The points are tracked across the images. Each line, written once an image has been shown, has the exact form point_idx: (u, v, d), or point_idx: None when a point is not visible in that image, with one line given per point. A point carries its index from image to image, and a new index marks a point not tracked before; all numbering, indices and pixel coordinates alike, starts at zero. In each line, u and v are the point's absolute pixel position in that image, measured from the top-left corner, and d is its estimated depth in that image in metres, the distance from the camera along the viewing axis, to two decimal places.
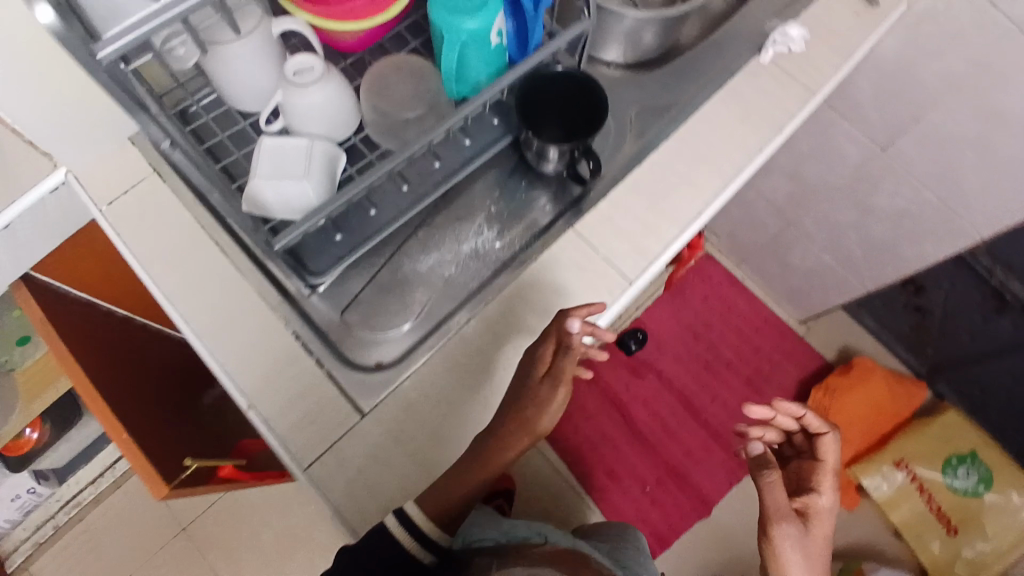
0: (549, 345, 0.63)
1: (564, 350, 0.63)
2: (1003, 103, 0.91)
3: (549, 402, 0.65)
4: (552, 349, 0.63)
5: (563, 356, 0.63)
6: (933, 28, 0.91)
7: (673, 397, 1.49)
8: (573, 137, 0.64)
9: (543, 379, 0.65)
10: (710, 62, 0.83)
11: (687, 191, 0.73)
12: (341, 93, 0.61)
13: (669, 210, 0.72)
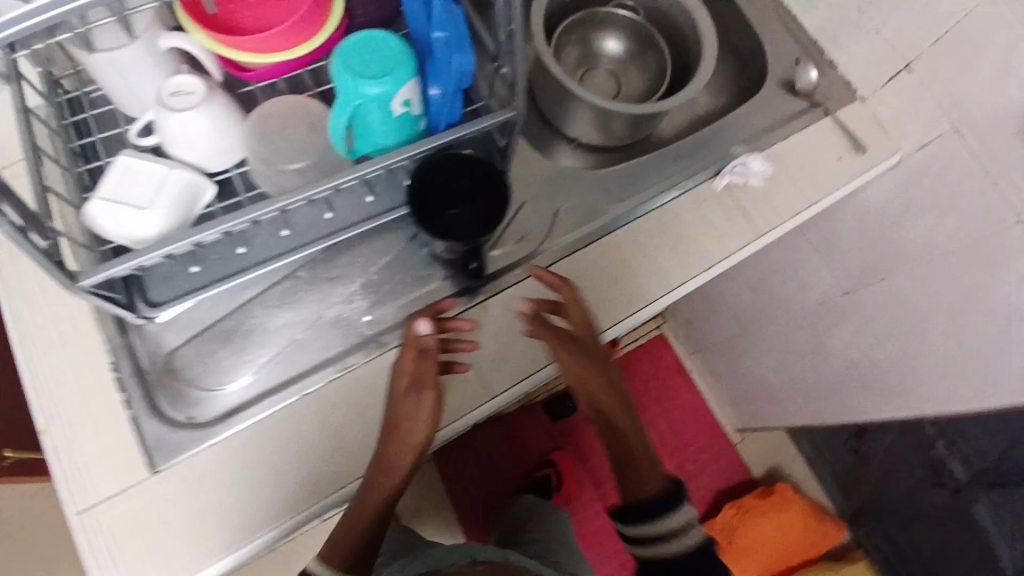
0: (407, 359, 0.57)
1: (415, 355, 0.57)
2: (978, 291, 0.82)
3: (422, 413, 0.57)
4: (410, 359, 0.57)
5: (415, 362, 0.57)
6: (924, 191, 0.81)
7: (587, 474, 1.43)
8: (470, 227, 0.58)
9: (405, 394, 0.57)
10: (661, 175, 0.75)
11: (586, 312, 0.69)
12: (219, 122, 0.56)
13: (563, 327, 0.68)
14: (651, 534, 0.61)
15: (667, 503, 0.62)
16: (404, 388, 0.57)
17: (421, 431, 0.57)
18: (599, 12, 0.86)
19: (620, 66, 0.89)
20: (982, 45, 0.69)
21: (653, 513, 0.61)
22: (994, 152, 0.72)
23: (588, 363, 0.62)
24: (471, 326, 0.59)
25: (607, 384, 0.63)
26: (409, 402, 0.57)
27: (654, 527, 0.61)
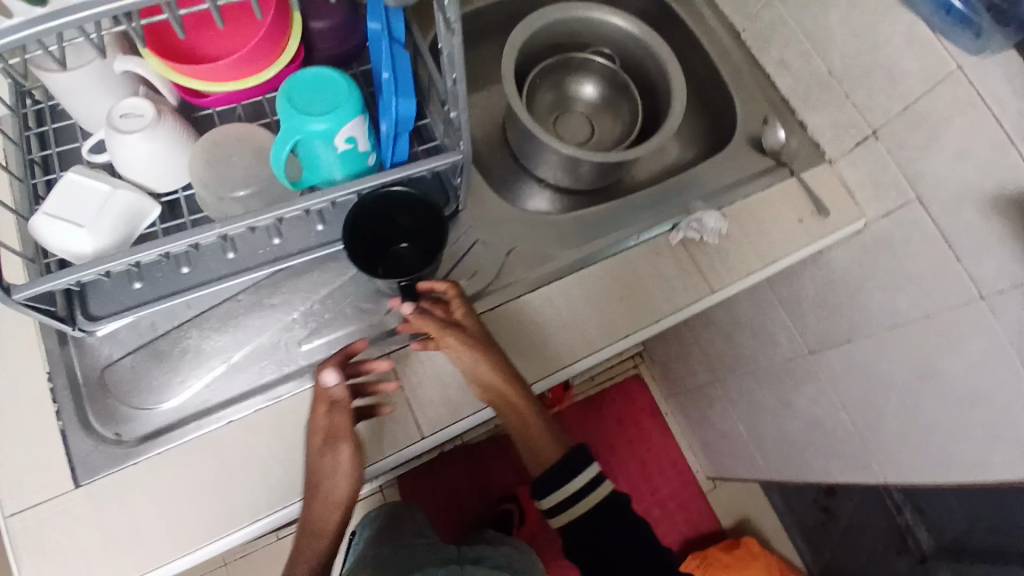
0: (319, 414, 0.59)
1: (326, 405, 0.59)
2: (938, 363, 0.80)
3: (341, 466, 0.59)
4: (323, 414, 0.59)
5: (326, 415, 0.59)
6: (887, 259, 0.81)
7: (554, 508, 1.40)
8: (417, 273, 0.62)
9: (320, 447, 0.58)
10: (615, 229, 0.75)
11: (526, 358, 0.68)
12: (168, 147, 0.58)
13: None
14: (560, 501, 0.65)
15: (577, 469, 0.65)
16: (318, 440, 0.59)
17: (344, 477, 0.60)
18: (574, 58, 0.87)
19: (594, 110, 0.90)
20: (946, 121, 0.69)
21: (562, 477, 0.65)
22: (955, 227, 0.72)
23: (488, 359, 0.61)
24: (385, 365, 0.61)
25: (512, 378, 0.63)
26: (326, 454, 0.58)
27: (565, 489, 0.65)
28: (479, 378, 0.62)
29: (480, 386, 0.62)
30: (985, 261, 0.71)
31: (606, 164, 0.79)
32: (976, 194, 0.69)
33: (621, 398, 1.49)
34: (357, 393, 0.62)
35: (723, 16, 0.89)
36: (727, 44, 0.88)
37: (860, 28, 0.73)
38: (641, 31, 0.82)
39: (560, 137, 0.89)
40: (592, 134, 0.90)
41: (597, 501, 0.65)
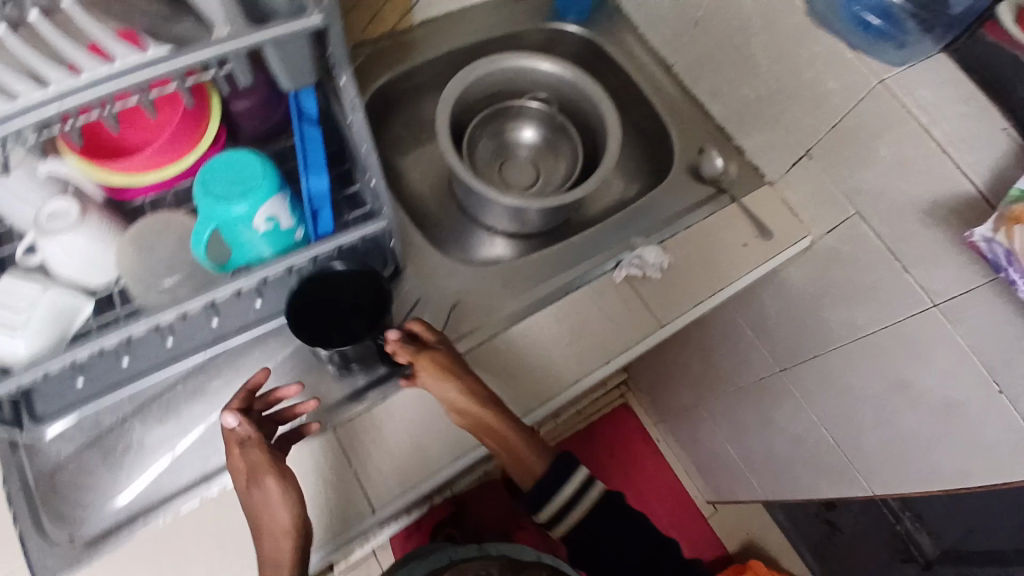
0: (234, 457, 0.58)
1: (235, 445, 0.58)
2: (904, 373, 0.79)
3: (273, 499, 0.57)
4: (237, 456, 0.57)
5: (237, 456, 0.58)
6: (841, 275, 0.80)
7: None
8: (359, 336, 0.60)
9: (246, 487, 0.58)
10: (560, 273, 0.76)
11: None
12: (95, 242, 0.59)
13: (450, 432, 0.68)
14: (554, 513, 0.66)
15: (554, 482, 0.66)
16: (243, 481, 0.58)
17: (278, 515, 0.57)
18: (511, 106, 0.88)
19: (540, 151, 0.91)
20: (875, 137, 0.69)
21: (546, 495, 0.66)
22: (898, 239, 0.72)
23: (460, 388, 0.63)
24: (294, 389, 0.61)
25: (485, 404, 0.64)
26: (252, 489, 0.57)
27: (553, 505, 0.66)
28: (455, 407, 0.64)
29: (457, 412, 0.64)
30: (933, 271, 0.70)
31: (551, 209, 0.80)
32: (913, 206, 0.69)
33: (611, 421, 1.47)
34: (274, 428, 0.61)
35: (653, 51, 0.90)
36: (660, 78, 0.89)
37: (782, 54, 0.74)
38: (571, 75, 0.84)
39: (506, 185, 0.89)
40: (538, 178, 0.91)
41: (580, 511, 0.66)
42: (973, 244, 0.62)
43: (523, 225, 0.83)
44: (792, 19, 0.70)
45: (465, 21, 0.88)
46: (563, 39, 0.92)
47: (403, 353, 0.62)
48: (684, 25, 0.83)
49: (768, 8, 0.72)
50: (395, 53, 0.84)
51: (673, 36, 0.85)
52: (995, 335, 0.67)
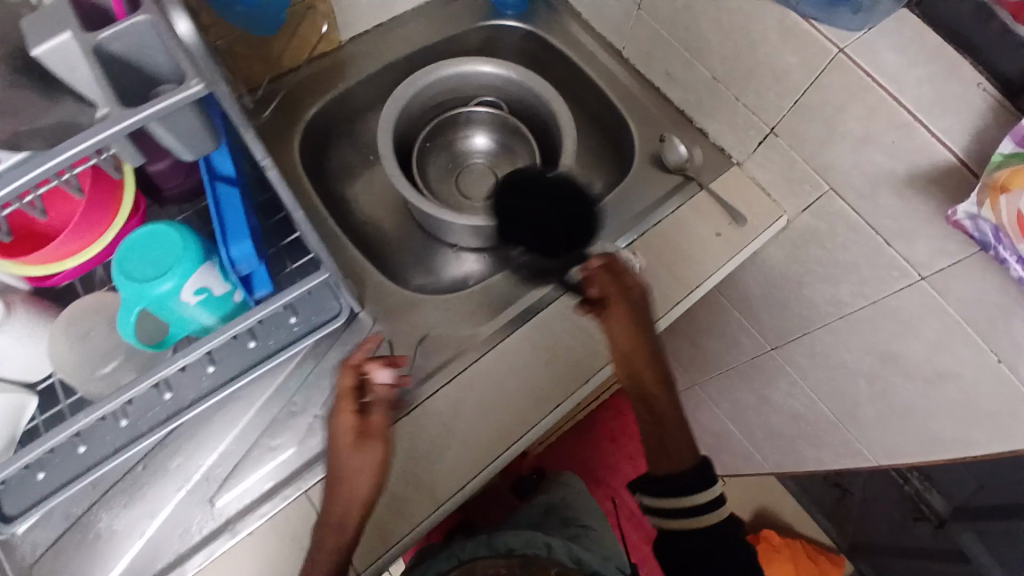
0: (345, 412, 0.55)
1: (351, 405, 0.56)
2: (897, 347, 0.76)
3: (368, 465, 0.55)
4: (349, 413, 0.55)
5: (347, 418, 0.55)
6: (821, 252, 0.77)
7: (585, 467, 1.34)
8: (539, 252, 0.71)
9: (353, 447, 0.55)
10: (530, 289, 0.72)
11: (454, 452, 0.64)
12: (25, 339, 0.55)
13: (431, 482, 0.63)
14: (685, 515, 0.60)
15: (676, 483, 0.61)
16: (338, 446, 0.55)
17: (363, 480, 0.55)
18: (458, 115, 0.83)
19: (495, 156, 0.87)
20: (839, 110, 0.65)
21: (693, 491, 0.60)
22: (876, 213, 0.68)
23: (632, 333, 0.64)
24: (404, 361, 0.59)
25: (649, 356, 0.65)
26: (346, 450, 0.55)
27: (700, 501, 0.60)
28: (619, 346, 0.64)
29: (623, 354, 0.64)
30: (915, 243, 0.66)
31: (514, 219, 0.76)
32: (889, 178, 0.65)
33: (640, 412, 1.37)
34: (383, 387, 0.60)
35: (601, 38, 0.85)
36: (611, 65, 0.84)
37: (734, 30, 0.69)
38: (518, 74, 0.80)
39: (462, 199, 0.85)
40: (496, 184, 0.86)
41: (694, 526, 0.59)
42: (956, 223, 0.60)
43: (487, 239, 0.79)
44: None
45: (398, 31, 0.83)
46: (505, 36, 0.87)
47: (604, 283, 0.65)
48: (628, 8, 0.78)
49: None
50: (327, 76, 0.79)
51: (619, 21, 0.81)
52: (985, 305, 0.63)
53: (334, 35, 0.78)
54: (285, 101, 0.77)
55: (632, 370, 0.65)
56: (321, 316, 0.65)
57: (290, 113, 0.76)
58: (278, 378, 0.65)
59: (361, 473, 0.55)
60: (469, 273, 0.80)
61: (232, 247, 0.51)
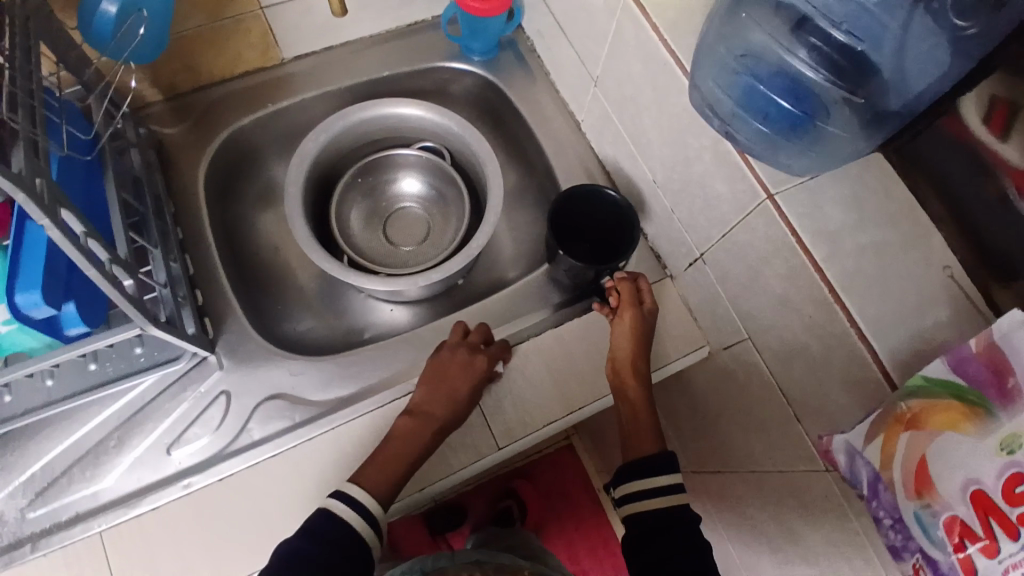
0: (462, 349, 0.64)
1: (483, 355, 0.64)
2: (800, 529, 0.65)
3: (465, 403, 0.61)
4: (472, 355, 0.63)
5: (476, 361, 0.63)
6: (737, 397, 0.68)
7: (536, 499, 1.26)
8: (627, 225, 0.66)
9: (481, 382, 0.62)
10: (404, 368, 0.67)
11: (252, 540, 0.59)
12: None
13: (223, 562, 0.58)
14: (638, 492, 0.58)
15: (628, 472, 0.59)
16: (448, 374, 0.62)
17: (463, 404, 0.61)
18: (394, 154, 0.78)
19: (427, 203, 0.80)
20: (763, 255, 0.57)
21: (645, 468, 0.58)
22: (788, 381, 0.59)
23: (632, 346, 0.64)
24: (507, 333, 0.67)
25: (640, 372, 0.64)
26: (453, 377, 0.62)
27: (647, 481, 0.58)
28: (615, 361, 0.64)
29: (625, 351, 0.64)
30: (821, 428, 0.56)
31: (423, 282, 0.70)
32: (801, 351, 0.56)
33: (582, 472, 1.28)
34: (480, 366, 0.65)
35: (564, 104, 0.80)
36: (566, 134, 0.79)
37: (672, 133, 0.63)
38: (457, 126, 0.74)
39: (386, 241, 0.78)
40: (428, 230, 0.79)
41: (636, 509, 0.57)
42: (831, 458, 0.53)
43: (395, 296, 0.73)
44: (678, 100, 0.60)
45: (349, 56, 0.79)
46: (467, 79, 0.82)
47: (622, 288, 0.66)
48: (587, 81, 0.73)
49: (658, 82, 0.61)
50: (270, 89, 0.76)
51: (579, 91, 0.76)
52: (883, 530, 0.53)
53: (274, 52, 0.76)
54: (203, 113, 0.74)
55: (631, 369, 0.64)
56: (175, 358, 0.64)
57: (218, 123, 0.74)
58: (104, 411, 0.63)
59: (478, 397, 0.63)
60: (372, 323, 0.75)
61: (18, 296, 0.49)
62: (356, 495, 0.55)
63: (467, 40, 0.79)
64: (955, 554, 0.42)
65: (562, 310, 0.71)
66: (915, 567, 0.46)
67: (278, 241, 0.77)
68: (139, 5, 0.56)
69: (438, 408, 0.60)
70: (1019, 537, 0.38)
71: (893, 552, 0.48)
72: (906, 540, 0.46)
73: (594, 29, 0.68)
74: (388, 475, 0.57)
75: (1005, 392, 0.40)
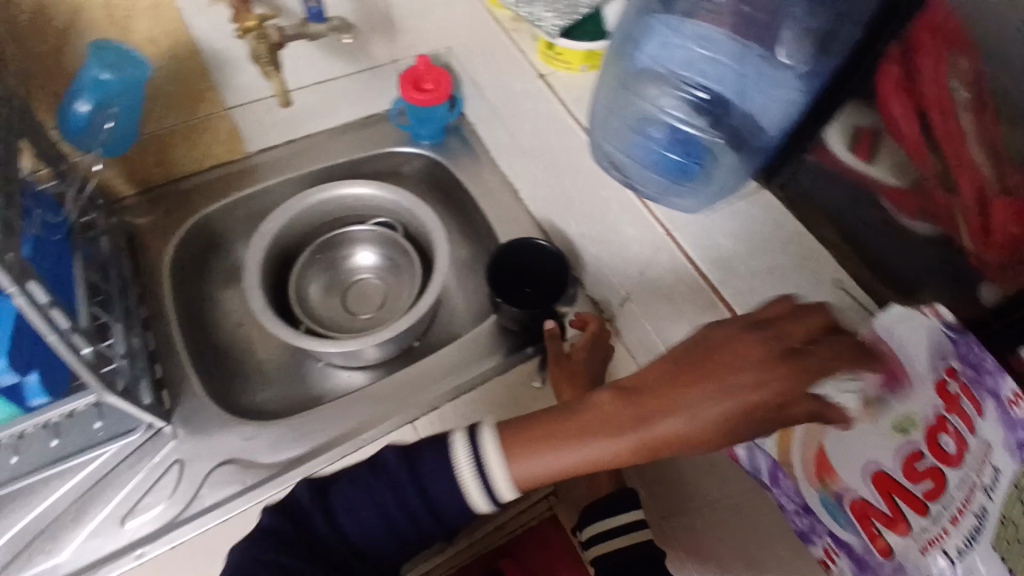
0: (791, 324, 0.48)
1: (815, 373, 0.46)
2: None
3: (707, 402, 0.47)
4: (792, 327, 0.48)
5: (808, 374, 0.46)
6: None
7: None
8: (558, 269, 0.75)
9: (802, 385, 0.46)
10: (357, 426, 0.70)
11: None
12: None
13: None
14: (601, 531, 0.61)
15: (592, 514, 0.62)
16: (714, 361, 0.48)
17: (708, 420, 0.47)
18: (349, 232, 0.84)
19: (383, 273, 0.85)
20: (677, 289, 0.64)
21: (603, 510, 0.62)
22: None
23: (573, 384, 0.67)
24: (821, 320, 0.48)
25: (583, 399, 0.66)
26: (729, 363, 0.47)
27: (605, 522, 0.61)
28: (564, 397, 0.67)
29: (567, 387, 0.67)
30: None
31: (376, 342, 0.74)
32: None
33: None
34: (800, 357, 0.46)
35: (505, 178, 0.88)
36: (508, 205, 0.86)
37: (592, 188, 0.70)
38: (407, 202, 0.82)
39: (345, 314, 0.82)
40: (384, 301, 0.83)
41: (601, 550, 0.60)
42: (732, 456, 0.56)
43: (354, 359, 0.76)
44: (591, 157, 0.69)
45: (308, 148, 0.88)
46: (418, 162, 0.91)
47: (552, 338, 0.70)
48: (521, 155, 0.82)
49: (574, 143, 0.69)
50: (235, 181, 0.84)
51: (516, 165, 0.84)
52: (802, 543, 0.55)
53: (240, 146, 0.84)
54: (174, 205, 0.82)
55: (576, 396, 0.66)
56: (131, 430, 0.67)
57: (187, 212, 0.81)
58: (63, 483, 0.64)
59: (731, 425, 0.47)
60: (331, 390, 0.77)
61: None
62: (489, 445, 0.48)
63: (416, 127, 0.88)
64: (867, 538, 0.47)
65: (509, 357, 0.75)
66: (825, 551, 0.51)
67: (239, 317, 0.81)
68: (111, 103, 0.65)
69: (684, 399, 0.47)
70: (928, 512, 0.44)
71: (803, 537, 0.53)
72: (812, 525, 0.51)
73: (521, 108, 0.77)
74: (541, 446, 0.49)
75: (892, 377, 0.47)
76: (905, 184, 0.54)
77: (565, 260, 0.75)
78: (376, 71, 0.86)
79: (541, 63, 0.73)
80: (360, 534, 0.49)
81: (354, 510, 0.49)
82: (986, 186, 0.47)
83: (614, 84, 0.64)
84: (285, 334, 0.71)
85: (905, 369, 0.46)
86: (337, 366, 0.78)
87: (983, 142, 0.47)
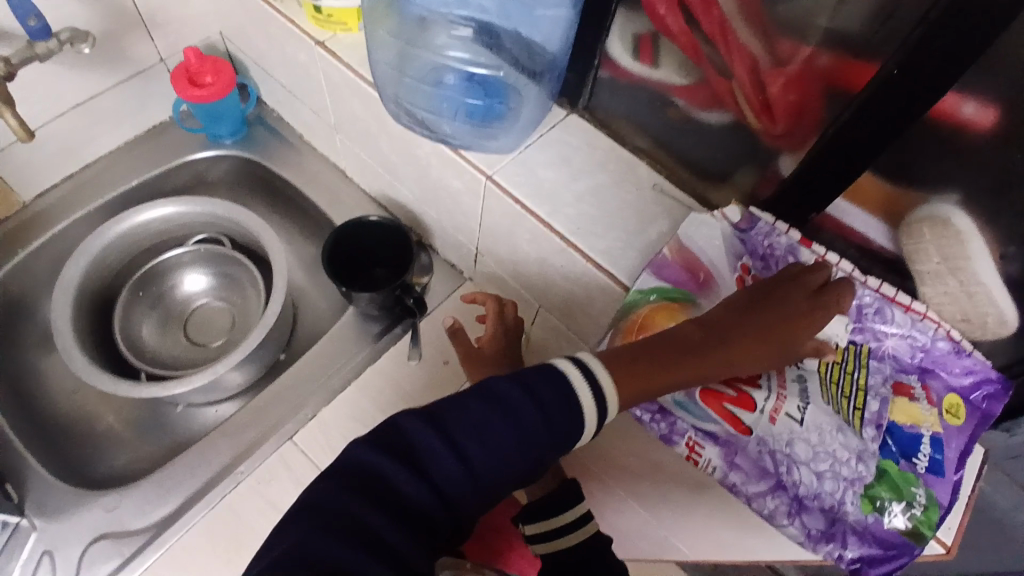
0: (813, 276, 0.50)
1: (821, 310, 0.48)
2: None
3: (753, 328, 0.49)
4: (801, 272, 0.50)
5: (827, 317, 0.48)
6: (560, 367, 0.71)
7: None
8: (401, 242, 0.71)
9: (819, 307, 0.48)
10: (228, 460, 0.65)
11: None
12: None
13: None
14: (546, 530, 0.50)
15: (533, 511, 0.51)
16: (773, 301, 0.49)
17: (754, 345, 0.48)
18: (164, 261, 0.77)
19: (221, 292, 0.79)
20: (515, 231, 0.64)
21: (554, 502, 0.50)
22: None
23: (492, 337, 0.61)
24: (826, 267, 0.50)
25: (496, 356, 0.60)
26: (775, 301, 0.49)
27: (554, 519, 0.49)
28: (471, 354, 0.59)
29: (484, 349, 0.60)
30: None
31: (230, 368, 0.69)
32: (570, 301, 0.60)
33: None
34: (812, 289, 0.49)
35: (326, 157, 0.83)
36: (337, 184, 0.81)
37: (406, 151, 0.67)
38: (221, 210, 0.75)
39: (194, 346, 0.76)
40: (234, 322, 0.77)
41: (551, 550, 0.49)
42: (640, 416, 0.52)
43: (217, 390, 0.70)
44: (391, 119, 0.64)
45: (95, 179, 0.79)
46: (225, 163, 0.83)
47: (492, 319, 0.62)
48: (331, 131, 0.77)
49: (373, 108, 0.65)
50: (19, 238, 0.74)
51: (330, 142, 0.79)
52: None
53: (13, 197, 0.73)
54: None
55: (490, 356, 0.59)
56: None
57: None
58: None
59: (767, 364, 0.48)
60: (198, 428, 0.71)
61: None
62: (601, 372, 0.46)
63: (213, 127, 0.80)
64: (725, 421, 0.49)
65: (382, 340, 0.72)
66: (689, 446, 0.51)
67: (71, 384, 0.72)
68: None
69: (737, 331, 0.49)
70: (759, 383, 0.50)
71: (666, 441, 0.52)
72: (673, 426, 0.51)
73: (313, 81, 0.71)
74: (638, 375, 0.47)
75: (699, 283, 0.54)
76: (692, 80, 0.55)
77: (410, 229, 0.71)
78: (146, 75, 0.77)
79: (316, 30, 0.66)
80: (485, 464, 0.41)
81: (479, 447, 0.41)
82: (759, 62, 0.49)
83: (394, 42, 0.61)
84: (114, 391, 0.64)
85: (710, 273, 0.54)
86: (199, 405, 0.72)
87: (747, 20, 0.48)
